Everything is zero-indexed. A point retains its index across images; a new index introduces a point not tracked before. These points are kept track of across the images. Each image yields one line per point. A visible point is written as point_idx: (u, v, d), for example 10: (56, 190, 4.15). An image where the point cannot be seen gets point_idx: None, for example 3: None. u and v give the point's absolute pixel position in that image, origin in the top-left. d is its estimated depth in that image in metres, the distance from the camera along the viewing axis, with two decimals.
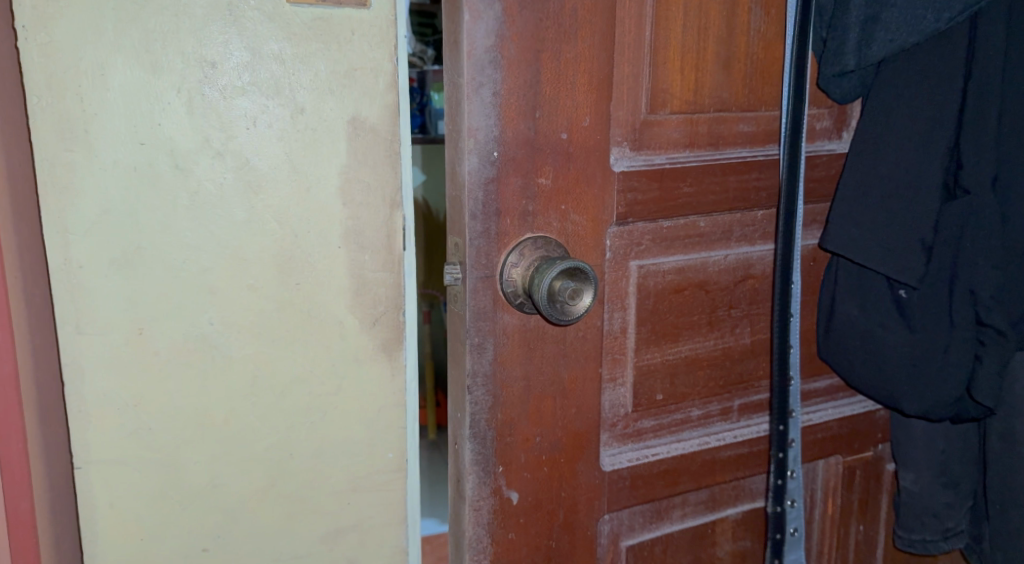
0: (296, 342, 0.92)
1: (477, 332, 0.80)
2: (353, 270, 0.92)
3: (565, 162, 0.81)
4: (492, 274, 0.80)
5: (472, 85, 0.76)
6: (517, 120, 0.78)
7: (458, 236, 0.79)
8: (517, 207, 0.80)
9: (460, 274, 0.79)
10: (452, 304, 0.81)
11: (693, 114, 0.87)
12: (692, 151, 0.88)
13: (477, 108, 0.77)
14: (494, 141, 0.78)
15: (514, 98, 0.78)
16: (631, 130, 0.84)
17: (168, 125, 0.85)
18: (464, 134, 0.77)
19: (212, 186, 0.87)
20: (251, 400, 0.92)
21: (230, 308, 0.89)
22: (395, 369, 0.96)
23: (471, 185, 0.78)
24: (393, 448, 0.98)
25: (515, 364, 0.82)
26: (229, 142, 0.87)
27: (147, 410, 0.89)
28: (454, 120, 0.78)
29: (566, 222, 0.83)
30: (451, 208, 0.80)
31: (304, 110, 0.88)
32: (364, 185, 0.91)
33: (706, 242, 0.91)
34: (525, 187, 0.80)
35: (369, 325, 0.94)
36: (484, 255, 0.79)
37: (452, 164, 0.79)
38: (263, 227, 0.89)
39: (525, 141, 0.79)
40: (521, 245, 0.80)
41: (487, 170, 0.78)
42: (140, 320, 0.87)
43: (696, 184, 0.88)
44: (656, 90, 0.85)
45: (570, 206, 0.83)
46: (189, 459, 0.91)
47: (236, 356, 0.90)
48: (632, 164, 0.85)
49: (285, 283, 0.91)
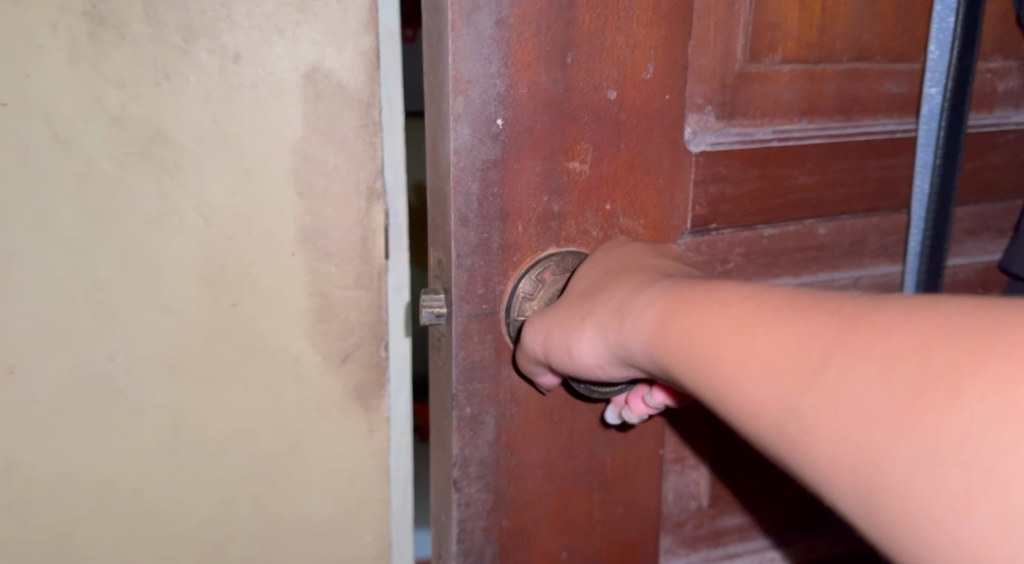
0: (234, 387, 0.66)
1: (470, 401, 0.57)
2: (313, 286, 0.66)
3: (609, 134, 0.57)
4: (496, 310, 0.56)
5: (461, 11, 0.51)
6: (537, 68, 0.54)
7: (443, 251, 0.56)
8: (535, 206, 0.56)
9: (446, 309, 0.56)
10: (437, 352, 0.59)
11: (815, 66, 0.62)
12: (812, 121, 0.63)
13: (467, 47, 0.52)
14: (496, 101, 0.53)
15: (534, 34, 0.53)
16: (721, 89, 0.59)
17: (41, 79, 0.58)
18: (451, 88, 0.52)
19: (107, 166, 0.61)
20: (170, 464, 0.66)
21: (138, 339, 0.64)
22: (374, 424, 0.70)
23: (460, 170, 0.53)
24: (372, 529, 0.73)
25: (531, 447, 0.59)
26: (131, 103, 0.60)
27: (26, 478, 0.64)
28: (438, 68, 0.53)
29: (613, 228, 0.58)
30: (435, 205, 0.56)
31: (238, 58, 0.61)
32: (325, 166, 0.65)
33: (827, 255, 0.67)
34: (548, 174, 0.56)
35: (338, 364, 0.68)
36: (482, 279, 0.55)
37: (438, 137, 0.54)
38: (181, 225, 0.63)
39: (548, 101, 0.54)
40: (543, 264, 0.56)
41: (486, 147, 0.54)
42: (11, 355, 0.61)
43: (814, 173, 0.64)
44: (761, 28, 0.60)
45: (618, 205, 0.58)
46: (88, 541, 0.66)
47: (149, 406, 0.65)
48: (719, 140, 0.60)
49: (215, 306, 0.64)
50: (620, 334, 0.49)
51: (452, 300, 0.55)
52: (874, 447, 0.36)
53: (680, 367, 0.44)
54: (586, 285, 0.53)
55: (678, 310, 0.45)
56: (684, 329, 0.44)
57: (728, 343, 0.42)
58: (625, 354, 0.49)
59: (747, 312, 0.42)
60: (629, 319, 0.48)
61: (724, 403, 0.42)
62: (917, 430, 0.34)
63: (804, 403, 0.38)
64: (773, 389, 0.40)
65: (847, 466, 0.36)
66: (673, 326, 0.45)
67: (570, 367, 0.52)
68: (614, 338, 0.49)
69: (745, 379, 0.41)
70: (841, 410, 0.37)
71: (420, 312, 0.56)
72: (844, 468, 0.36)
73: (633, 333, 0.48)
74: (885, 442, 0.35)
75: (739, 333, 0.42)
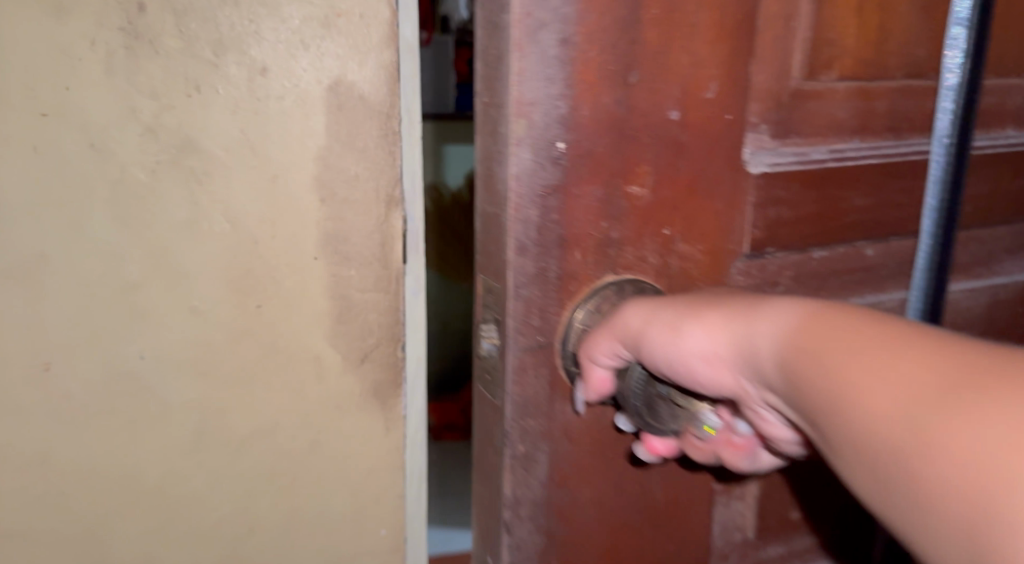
0: (258, 386, 0.69)
1: (523, 437, 0.56)
2: (333, 289, 0.69)
3: (667, 155, 0.56)
4: (552, 342, 0.55)
5: (526, 33, 0.50)
6: (600, 88, 0.53)
7: (496, 279, 0.55)
8: (593, 235, 0.55)
9: (499, 340, 0.55)
10: (485, 383, 0.57)
11: (869, 83, 0.62)
12: (864, 140, 0.63)
13: (529, 69, 0.51)
14: (556, 124, 0.52)
15: (598, 56, 0.52)
16: (775, 105, 0.59)
17: (79, 91, 0.61)
18: (511, 110, 0.51)
19: (139, 172, 0.63)
20: (195, 458, 0.69)
21: (166, 338, 0.66)
22: (391, 423, 0.73)
23: (519, 197, 0.52)
24: (388, 523, 0.75)
25: (584, 485, 0.58)
26: (163, 113, 0.63)
27: (60, 471, 0.66)
28: (494, 87, 0.52)
29: (670, 255, 0.58)
30: (485, 236, 0.55)
31: (266, 71, 0.64)
32: (346, 174, 0.67)
33: (873, 277, 0.67)
34: (608, 200, 0.55)
35: (356, 364, 0.71)
36: (538, 309, 0.55)
37: (490, 160, 0.53)
38: (208, 230, 0.65)
39: (609, 123, 0.54)
40: (599, 294, 0.56)
41: (544, 172, 0.53)
42: (46, 352, 0.64)
43: (870, 194, 0.65)
44: (820, 44, 0.59)
45: (677, 230, 0.58)
46: (117, 532, 0.69)
47: (176, 403, 0.68)
48: (775, 159, 0.60)
49: (241, 308, 0.67)
50: (746, 333, 0.49)
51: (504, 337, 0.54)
52: (977, 459, 0.38)
53: (808, 373, 0.45)
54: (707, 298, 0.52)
55: (816, 319, 0.46)
56: (825, 334, 0.45)
57: (859, 348, 0.44)
58: (749, 359, 0.49)
59: (895, 334, 0.43)
60: (763, 316, 0.48)
61: (846, 414, 0.43)
62: (1016, 443, 0.37)
63: (926, 420, 0.40)
64: (907, 404, 0.41)
65: (942, 472, 0.39)
66: (809, 324, 0.46)
67: (669, 362, 0.51)
68: (738, 335, 0.49)
69: (872, 391, 0.42)
70: (965, 429, 0.39)
71: (477, 345, 0.57)
72: (940, 479, 0.39)
73: (764, 333, 0.48)
74: (996, 462, 0.38)
75: (865, 339, 0.44)
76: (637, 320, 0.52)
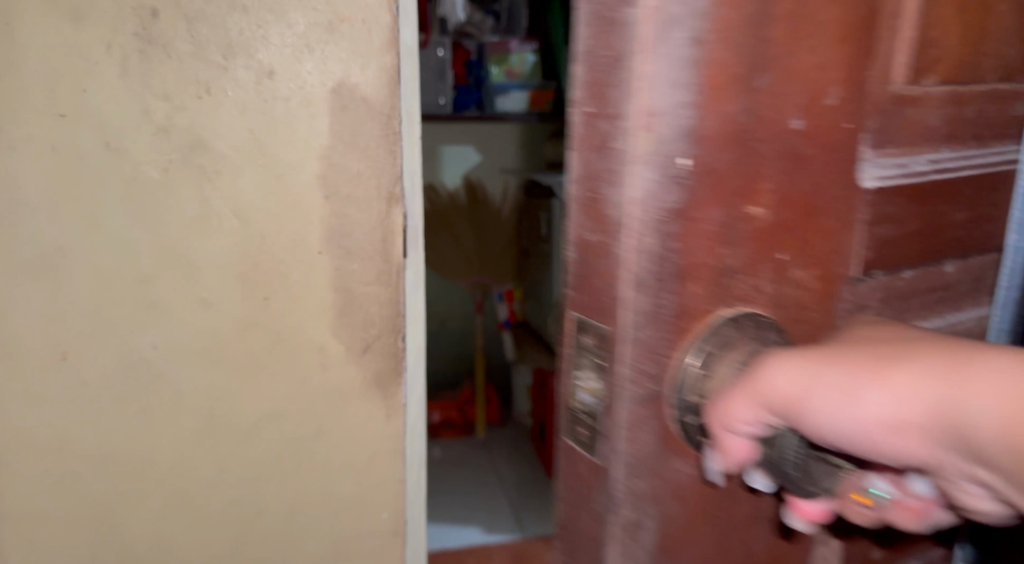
0: (266, 375, 0.72)
1: (628, 500, 0.43)
2: (337, 283, 0.72)
3: (791, 173, 0.45)
4: (660, 391, 0.43)
5: (662, 29, 0.39)
6: (726, 94, 0.41)
7: (606, 323, 0.43)
8: (710, 265, 0.43)
9: (602, 389, 0.43)
10: (574, 433, 0.45)
11: (961, 88, 0.51)
12: (954, 147, 0.52)
13: (659, 74, 0.40)
14: (681, 136, 0.41)
15: (726, 53, 0.41)
16: (880, 112, 0.47)
17: (95, 93, 0.65)
18: (633, 124, 0.40)
19: (152, 170, 0.67)
20: (205, 444, 0.72)
21: (177, 328, 0.70)
22: (391, 409, 0.76)
23: (639, 223, 0.41)
24: (389, 506, 0.78)
25: (691, 548, 0.46)
26: (175, 114, 0.66)
27: (75, 455, 0.70)
28: (612, 95, 0.41)
29: (784, 281, 0.46)
30: (586, 277, 0.43)
31: (273, 74, 0.67)
32: (350, 173, 0.71)
33: (954, 296, 0.55)
34: (727, 224, 0.44)
35: (359, 354, 0.74)
36: (650, 354, 0.43)
37: (601, 184, 0.42)
38: (218, 225, 0.69)
39: (732, 135, 0.42)
40: (715, 333, 0.44)
41: (668, 193, 0.41)
42: (64, 342, 0.67)
43: (967, 205, 0.54)
44: (925, 40, 0.48)
45: (790, 256, 0.46)
46: (130, 513, 0.72)
47: (187, 391, 0.71)
48: (887, 174, 0.48)
49: (249, 300, 0.71)
50: (947, 392, 0.38)
51: (604, 387, 0.43)
52: None
53: None
54: (888, 342, 0.41)
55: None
56: None
57: None
58: (942, 422, 0.38)
59: None
60: (975, 373, 0.38)
61: None
62: None
63: None
64: None
65: None
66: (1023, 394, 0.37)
67: (840, 427, 0.41)
68: (933, 395, 0.39)
69: None
70: None
71: (572, 395, 0.45)
72: None
73: (970, 397, 0.38)
74: None
75: None
76: (800, 377, 0.41)
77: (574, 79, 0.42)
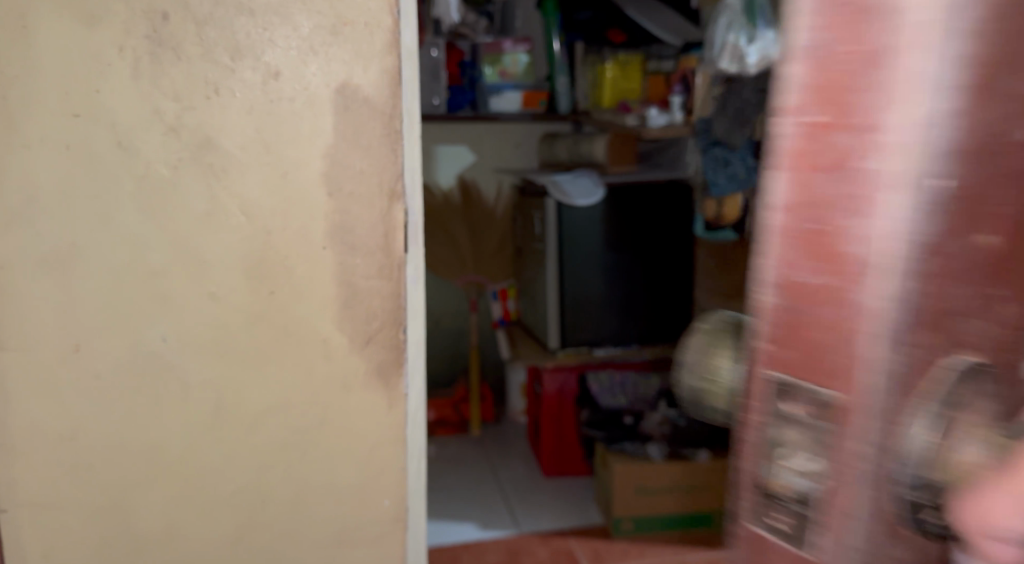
0: (272, 366, 0.75)
1: None
2: (341, 276, 0.75)
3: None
4: (898, 476, 0.34)
5: (937, 14, 0.31)
6: (998, 92, 0.33)
7: (831, 389, 0.34)
8: (953, 309, 0.34)
9: (822, 470, 0.35)
10: (772, 522, 0.36)
11: None
12: None
13: (930, 76, 0.31)
14: (953, 150, 0.32)
15: (1000, 41, 0.32)
16: None
17: (107, 93, 0.67)
18: (899, 138, 0.32)
19: (163, 168, 0.69)
20: (214, 433, 0.75)
21: (186, 321, 0.72)
22: (393, 399, 0.79)
23: (896, 262, 0.32)
24: (391, 493, 0.81)
25: None
26: (185, 114, 0.69)
27: (88, 444, 0.72)
28: (864, 104, 0.33)
29: (1004, 319, 0.36)
30: (802, 329, 0.35)
31: (278, 75, 0.70)
32: (353, 171, 0.73)
33: None
34: (973, 257, 0.34)
35: (361, 345, 0.77)
36: (897, 430, 0.34)
37: (841, 213, 0.33)
38: (226, 222, 0.71)
39: (994, 144, 0.33)
40: (960, 397, 0.34)
41: (938, 224, 0.33)
42: (77, 334, 0.70)
43: None
44: None
45: (1012, 284, 0.36)
46: (141, 500, 0.74)
47: (196, 381, 0.73)
48: None
49: (255, 293, 0.73)
50: None
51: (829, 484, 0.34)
52: None
53: None
54: None
55: None
56: None
57: None
58: None
59: None
60: None
61: None
62: None
63: None
64: None
65: None
66: None
67: None
68: None
69: None
70: None
71: (768, 473, 0.36)
72: None
73: None
74: None
75: None
76: None
77: (787, 85, 0.35)
